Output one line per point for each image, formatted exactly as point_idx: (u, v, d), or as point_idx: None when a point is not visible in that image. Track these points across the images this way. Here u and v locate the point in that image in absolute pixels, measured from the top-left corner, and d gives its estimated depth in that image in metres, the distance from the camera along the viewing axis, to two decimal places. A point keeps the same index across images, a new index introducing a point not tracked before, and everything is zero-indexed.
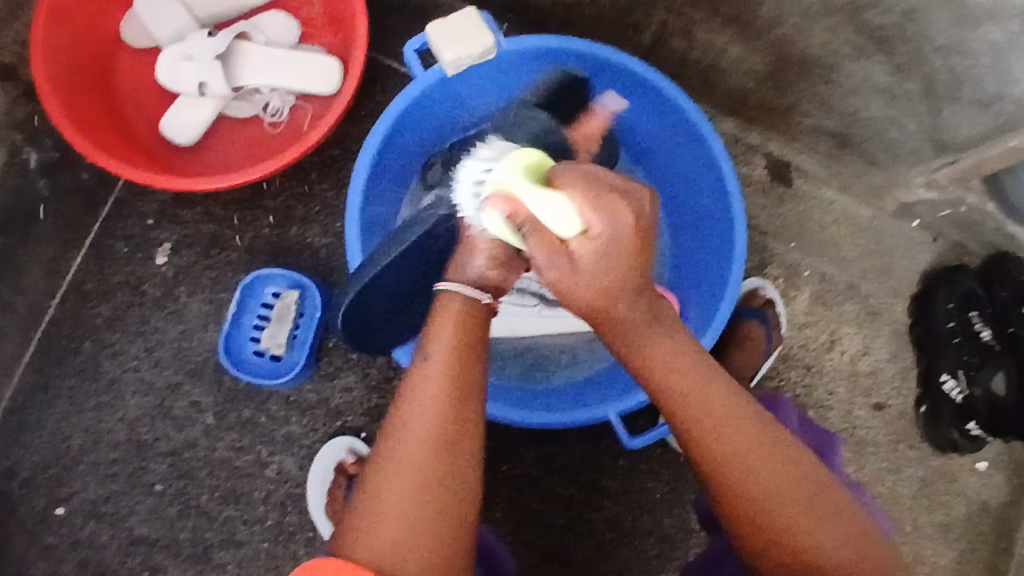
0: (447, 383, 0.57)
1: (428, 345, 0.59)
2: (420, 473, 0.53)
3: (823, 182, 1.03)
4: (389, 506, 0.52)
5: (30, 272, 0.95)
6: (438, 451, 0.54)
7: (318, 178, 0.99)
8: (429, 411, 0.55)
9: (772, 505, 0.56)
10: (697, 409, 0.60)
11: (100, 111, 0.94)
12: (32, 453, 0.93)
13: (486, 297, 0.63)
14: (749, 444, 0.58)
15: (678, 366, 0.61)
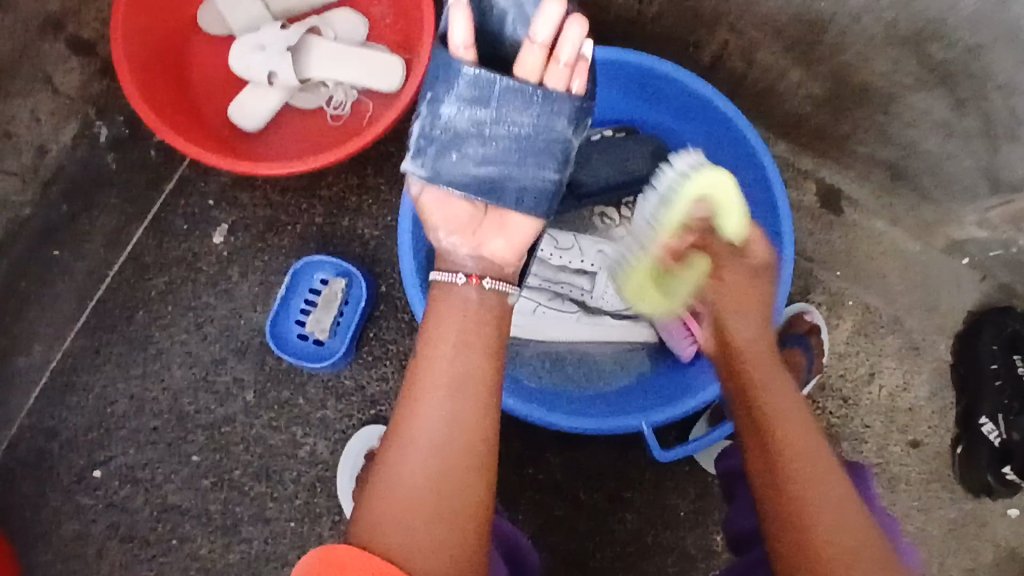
0: (473, 381, 0.58)
1: (436, 340, 0.60)
2: (434, 468, 0.54)
3: (875, 213, 1.03)
4: (403, 497, 0.53)
5: (92, 240, 0.98)
6: (458, 447, 0.55)
7: (374, 172, 1.01)
8: (448, 409, 0.57)
9: (820, 526, 0.57)
10: (771, 429, 0.64)
11: (173, 93, 0.97)
12: (76, 415, 0.96)
13: (462, 277, 0.63)
14: (824, 481, 0.60)
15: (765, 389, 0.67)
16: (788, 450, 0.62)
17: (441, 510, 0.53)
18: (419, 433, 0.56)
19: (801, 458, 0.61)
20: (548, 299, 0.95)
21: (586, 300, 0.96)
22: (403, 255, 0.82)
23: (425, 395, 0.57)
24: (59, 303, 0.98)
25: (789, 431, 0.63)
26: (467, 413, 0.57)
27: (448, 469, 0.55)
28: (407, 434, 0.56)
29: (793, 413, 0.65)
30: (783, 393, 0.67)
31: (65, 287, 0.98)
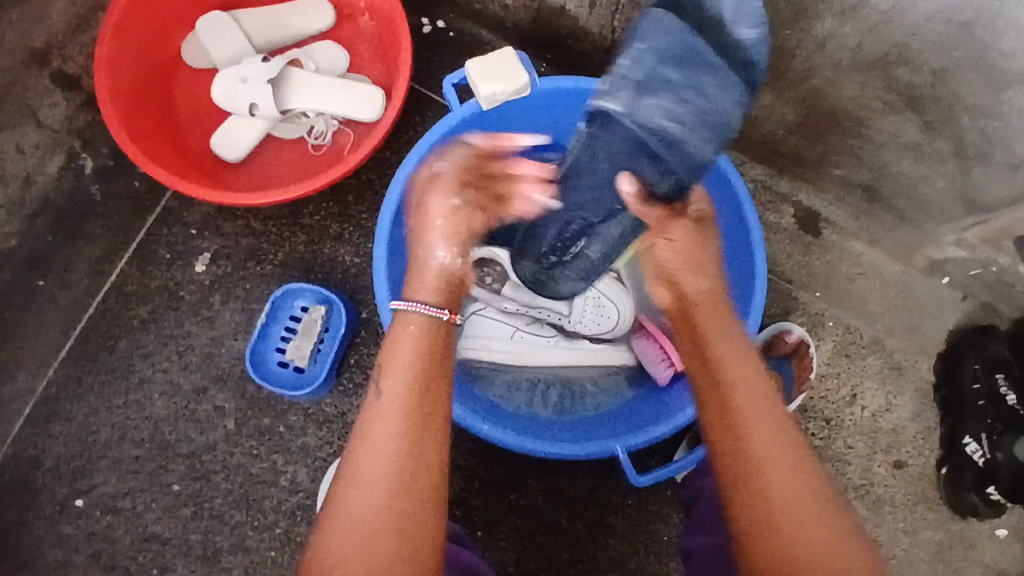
0: (418, 416, 0.58)
1: (382, 380, 0.61)
2: (379, 509, 0.54)
3: (852, 234, 1.04)
4: (346, 543, 0.54)
5: (76, 270, 1.00)
6: (403, 487, 0.55)
7: (354, 201, 1.02)
8: (392, 447, 0.57)
9: (773, 493, 0.60)
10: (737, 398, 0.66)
11: (156, 125, 0.99)
12: (58, 444, 0.96)
13: (444, 314, 0.66)
14: (777, 445, 0.63)
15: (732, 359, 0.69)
16: (749, 425, 0.64)
17: (384, 553, 0.53)
18: (364, 470, 0.56)
19: (757, 418, 0.64)
20: (526, 323, 0.95)
21: (564, 325, 0.95)
22: (378, 283, 0.82)
23: (371, 435, 0.57)
24: (43, 332, 0.98)
25: (748, 407, 0.65)
26: (416, 449, 0.57)
27: (391, 510, 0.54)
28: (354, 473, 0.56)
29: (749, 388, 0.67)
30: (743, 368, 0.68)
31: (50, 317, 0.99)
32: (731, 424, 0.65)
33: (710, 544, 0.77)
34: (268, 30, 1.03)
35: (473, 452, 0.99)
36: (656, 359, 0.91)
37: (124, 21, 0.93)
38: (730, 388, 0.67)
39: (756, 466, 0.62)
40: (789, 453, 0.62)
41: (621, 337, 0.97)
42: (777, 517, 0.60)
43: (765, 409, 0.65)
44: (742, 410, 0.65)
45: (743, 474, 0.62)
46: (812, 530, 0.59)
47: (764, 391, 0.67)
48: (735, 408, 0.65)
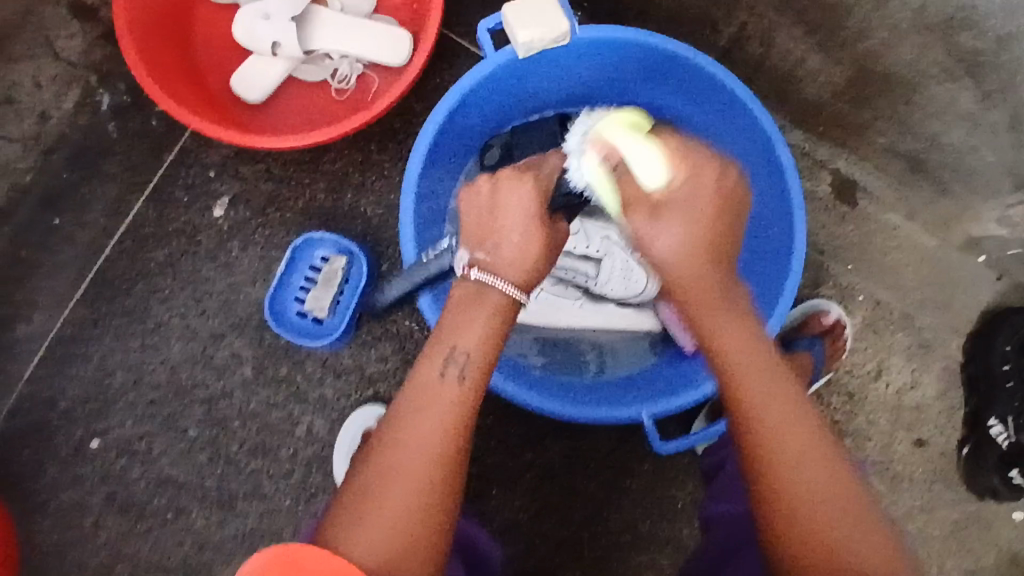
0: (470, 398, 0.63)
1: (431, 358, 0.64)
2: (428, 473, 0.58)
3: (890, 207, 0.97)
4: (394, 500, 0.56)
5: (93, 210, 0.98)
6: (449, 460, 0.59)
7: (378, 149, 0.99)
8: (437, 419, 0.60)
9: (814, 517, 0.56)
10: (756, 407, 0.61)
11: (174, 60, 0.95)
12: (74, 385, 0.96)
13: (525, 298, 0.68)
14: (808, 461, 0.58)
15: (750, 352, 0.63)
16: (775, 431, 0.59)
17: (421, 517, 0.56)
18: (402, 440, 0.59)
19: (785, 428, 0.60)
20: (549, 284, 0.94)
21: (590, 286, 0.94)
22: (405, 236, 0.80)
23: (414, 410, 0.61)
24: (61, 272, 0.97)
25: (775, 422, 0.60)
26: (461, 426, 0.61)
27: (438, 480, 0.58)
28: (405, 434, 0.59)
29: (774, 391, 0.61)
30: (759, 366, 0.63)
31: (67, 256, 0.97)
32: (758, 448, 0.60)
33: (714, 503, 0.79)
34: None
35: (489, 412, 0.98)
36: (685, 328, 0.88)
37: None
38: (746, 385, 0.62)
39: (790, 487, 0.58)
40: (822, 467, 0.58)
41: (645, 303, 0.95)
42: (810, 534, 0.56)
43: (797, 423, 0.60)
44: (769, 417, 0.60)
45: (771, 497, 0.58)
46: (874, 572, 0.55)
47: (800, 406, 0.61)
48: (759, 424, 0.60)
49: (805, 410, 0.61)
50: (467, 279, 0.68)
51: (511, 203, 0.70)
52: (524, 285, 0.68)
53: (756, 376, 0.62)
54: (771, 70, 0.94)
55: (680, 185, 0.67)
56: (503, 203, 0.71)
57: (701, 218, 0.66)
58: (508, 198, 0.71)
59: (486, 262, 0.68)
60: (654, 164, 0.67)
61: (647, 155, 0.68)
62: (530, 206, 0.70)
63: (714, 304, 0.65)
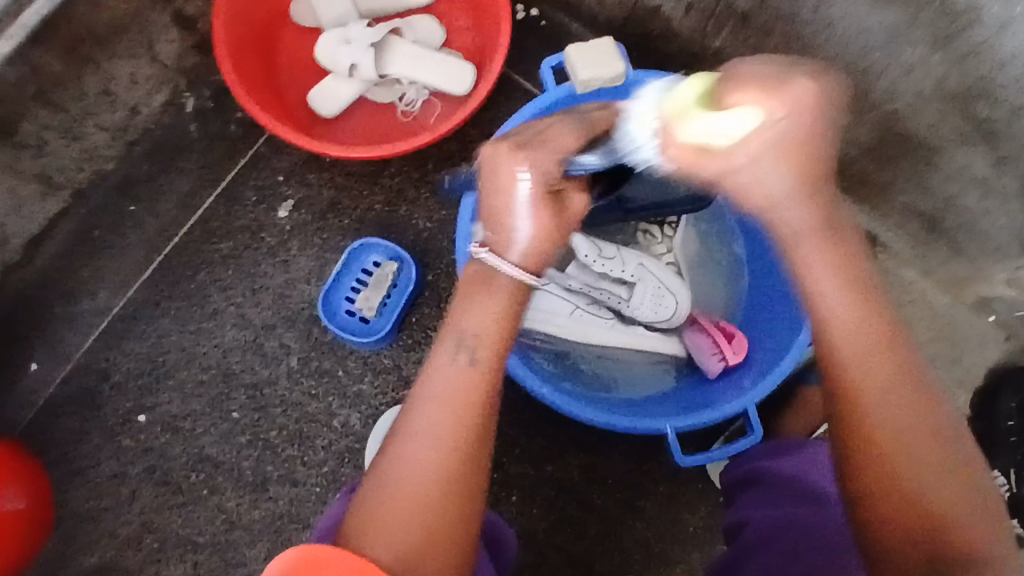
0: (487, 379, 0.61)
1: (447, 343, 0.62)
2: (446, 466, 0.58)
3: (907, 262, 1.08)
4: (411, 496, 0.57)
5: (166, 200, 1.05)
6: (466, 453, 0.58)
7: (434, 169, 1.07)
8: (448, 409, 0.59)
9: (913, 489, 0.56)
10: (859, 378, 0.58)
11: (260, 73, 1.04)
12: (130, 360, 1.02)
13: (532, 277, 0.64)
14: (908, 430, 0.57)
15: (840, 288, 0.60)
16: (874, 402, 0.58)
17: (436, 507, 0.57)
18: (417, 431, 0.59)
19: (879, 397, 0.58)
20: (585, 304, 0.99)
21: (622, 309, 0.99)
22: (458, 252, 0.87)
23: (427, 398, 0.60)
24: (129, 254, 1.04)
25: (868, 392, 0.58)
26: (480, 412, 0.60)
27: (455, 473, 0.58)
28: (423, 424, 0.59)
29: (872, 353, 0.58)
30: (849, 308, 0.60)
31: (136, 241, 1.04)
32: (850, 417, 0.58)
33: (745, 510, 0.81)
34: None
35: (516, 423, 1.03)
36: (709, 353, 0.95)
37: None
38: (847, 348, 0.59)
39: (881, 457, 0.57)
40: (915, 418, 0.57)
41: (673, 329, 1.00)
42: (901, 504, 0.56)
43: (879, 369, 0.58)
44: (863, 391, 0.58)
45: (863, 465, 0.58)
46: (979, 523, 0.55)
47: (890, 357, 0.58)
48: (854, 393, 0.58)
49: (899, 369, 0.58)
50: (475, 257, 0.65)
51: (512, 185, 0.64)
52: (532, 264, 0.65)
53: (847, 345, 0.59)
54: None
55: (753, 150, 0.58)
56: (506, 184, 0.64)
57: (799, 149, 0.58)
58: (507, 178, 0.64)
59: (493, 245, 0.65)
60: (732, 123, 0.56)
61: (737, 118, 0.56)
62: (532, 179, 0.64)
63: (813, 232, 0.61)
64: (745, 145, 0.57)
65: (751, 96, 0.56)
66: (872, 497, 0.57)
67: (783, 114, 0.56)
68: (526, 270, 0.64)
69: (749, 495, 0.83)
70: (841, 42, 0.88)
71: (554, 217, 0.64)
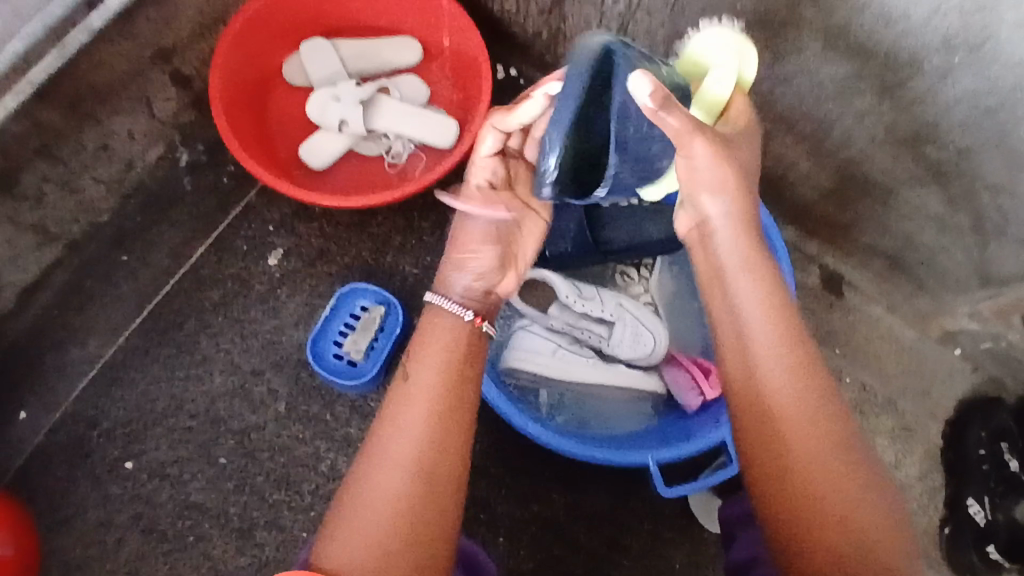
0: (441, 401, 0.65)
1: (412, 371, 0.67)
2: (405, 490, 0.60)
3: (873, 298, 1.13)
4: (365, 523, 0.59)
5: (159, 250, 1.08)
6: (424, 473, 0.61)
7: (420, 218, 1.11)
8: (406, 433, 0.63)
9: (822, 497, 0.61)
10: (771, 391, 0.64)
11: (253, 129, 1.09)
12: (118, 407, 1.03)
13: (469, 315, 0.71)
14: (815, 430, 0.63)
15: (755, 310, 0.68)
16: (782, 402, 0.64)
17: (392, 527, 0.59)
18: (384, 454, 0.62)
19: (788, 399, 0.64)
20: (566, 343, 1.02)
21: (603, 347, 1.02)
22: None
23: (390, 422, 0.64)
24: (120, 303, 1.06)
25: (794, 407, 0.64)
26: (440, 440, 0.63)
27: (413, 494, 0.61)
28: (379, 455, 0.62)
29: (798, 375, 0.65)
30: (762, 332, 0.67)
31: (127, 290, 1.06)
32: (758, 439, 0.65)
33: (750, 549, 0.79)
34: (362, 60, 1.14)
35: (501, 463, 1.05)
36: (686, 388, 0.98)
37: (245, 32, 1.04)
38: (759, 366, 0.66)
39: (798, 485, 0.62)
40: (821, 426, 0.63)
41: (652, 365, 1.03)
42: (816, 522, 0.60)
43: (795, 386, 0.64)
44: (772, 396, 0.64)
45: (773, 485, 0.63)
46: (872, 526, 0.60)
47: (791, 360, 0.65)
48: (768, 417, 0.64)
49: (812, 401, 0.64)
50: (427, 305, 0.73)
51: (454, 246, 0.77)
52: (473, 305, 0.73)
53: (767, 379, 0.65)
54: (769, 171, 1.10)
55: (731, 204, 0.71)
56: (458, 226, 0.76)
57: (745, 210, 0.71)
58: (462, 225, 0.76)
59: (439, 284, 0.74)
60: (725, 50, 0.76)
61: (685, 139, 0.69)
62: (460, 241, 0.76)
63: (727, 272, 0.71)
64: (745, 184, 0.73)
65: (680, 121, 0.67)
66: (777, 505, 0.63)
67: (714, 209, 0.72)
68: (465, 308, 0.72)
69: (742, 527, 0.83)
70: (796, 95, 0.95)
71: (502, 259, 0.76)
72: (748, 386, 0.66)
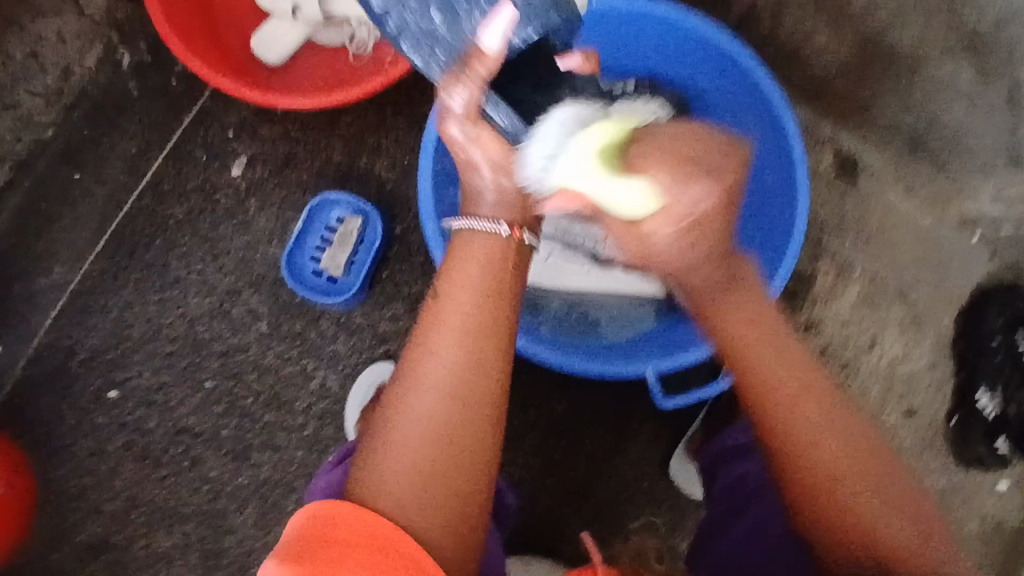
0: (489, 317, 0.55)
1: (452, 280, 0.57)
2: (446, 415, 0.51)
3: (889, 182, 1.02)
4: (402, 452, 0.50)
5: (112, 165, 1.00)
6: (481, 399, 0.52)
7: (393, 114, 1.01)
8: (458, 354, 0.53)
9: (839, 479, 0.56)
10: (772, 385, 0.59)
11: (197, 18, 0.97)
12: (93, 336, 0.99)
13: (506, 228, 0.59)
14: (820, 417, 0.58)
15: (750, 315, 0.60)
16: (785, 395, 0.58)
17: (448, 463, 0.50)
18: (433, 378, 0.52)
19: (789, 385, 0.59)
20: (559, 248, 0.97)
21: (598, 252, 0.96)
22: (422, 204, 0.82)
23: (439, 338, 0.54)
24: (80, 226, 0.99)
25: (799, 398, 0.58)
26: (486, 360, 0.53)
27: (471, 423, 0.51)
28: (414, 378, 0.53)
29: (799, 367, 0.59)
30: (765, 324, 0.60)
31: (85, 210, 0.99)
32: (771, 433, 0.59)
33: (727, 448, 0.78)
34: None
35: None
36: None
37: None
38: (756, 360, 0.59)
39: (812, 479, 0.57)
40: (834, 417, 0.58)
41: None
42: (837, 514, 0.55)
43: (790, 370, 0.59)
44: (773, 388, 0.59)
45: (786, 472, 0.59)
46: (886, 510, 0.55)
47: (795, 354, 0.60)
48: (784, 407, 0.58)
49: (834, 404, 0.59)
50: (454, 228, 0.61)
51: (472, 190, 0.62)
52: (508, 216, 0.60)
53: (780, 373, 0.59)
54: (779, 48, 1.00)
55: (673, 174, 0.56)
56: (455, 139, 0.60)
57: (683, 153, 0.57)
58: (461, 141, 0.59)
59: (467, 205, 0.62)
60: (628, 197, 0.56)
61: (625, 193, 0.56)
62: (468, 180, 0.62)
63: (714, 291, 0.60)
64: (653, 218, 0.56)
65: (652, 179, 0.55)
66: (796, 487, 0.58)
67: (676, 211, 0.56)
68: (496, 221, 0.59)
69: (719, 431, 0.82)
70: None
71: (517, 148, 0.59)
72: (747, 383, 0.60)
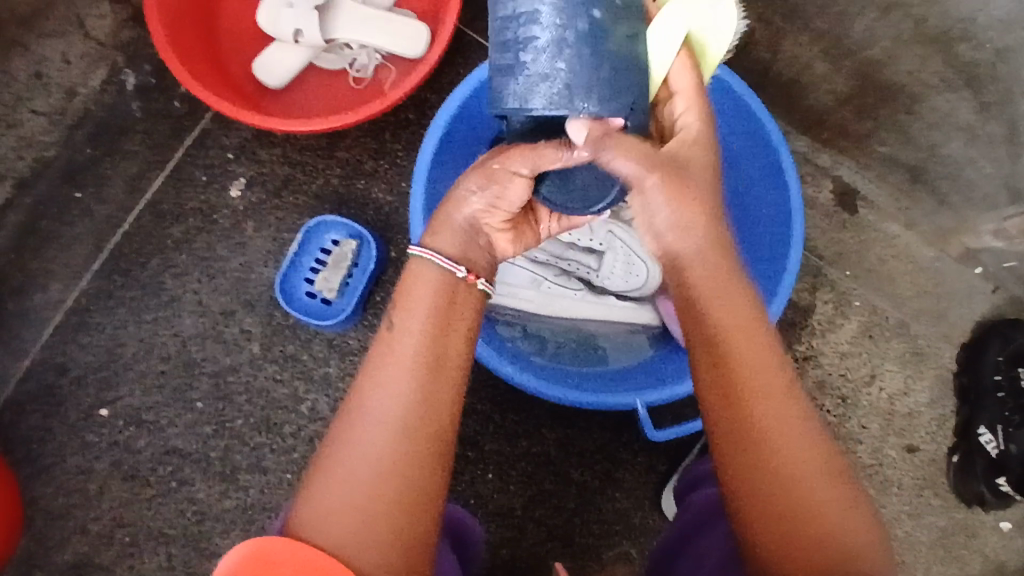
0: (428, 354, 0.53)
1: (403, 313, 0.55)
2: (392, 452, 0.51)
3: (890, 215, 1.01)
4: (343, 484, 0.50)
5: (113, 184, 1.00)
6: (418, 437, 0.52)
7: (392, 138, 1.01)
8: (400, 393, 0.52)
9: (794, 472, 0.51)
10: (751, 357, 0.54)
11: (201, 45, 0.98)
12: (86, 354, 0.99)
13: (462, 271, 0.57)
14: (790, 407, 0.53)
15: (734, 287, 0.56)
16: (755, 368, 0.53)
17: (381, 500, 0.50)
18: (372, 414, 0.52)
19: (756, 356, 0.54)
20: (553, 276, 0.97)
21: (592, 278, 0.98)
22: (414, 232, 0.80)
23: (382, 372, 0.53)
24: (78, 244, 1.00)
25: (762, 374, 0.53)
26: (432, 397, 0.53)
27: (409, 458, 0.51)
28: (361, 411, 0.52)
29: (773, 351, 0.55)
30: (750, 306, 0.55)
31: (84, 229, 1.00)
32: (718, 419, 0.53)
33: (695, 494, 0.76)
34: None
35: (488, 398, 1.01)
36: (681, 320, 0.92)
37: None
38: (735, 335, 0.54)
39: (767, 471, 0.51)
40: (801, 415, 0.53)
41: (645, 296, 0.98)
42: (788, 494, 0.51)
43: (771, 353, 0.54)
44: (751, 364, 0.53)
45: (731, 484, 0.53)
46: (831, 512, 0.51)
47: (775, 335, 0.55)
48: (756, 394, 0.53)
49: (809, 412, 0.54)
50: (411, 254, 0.58)
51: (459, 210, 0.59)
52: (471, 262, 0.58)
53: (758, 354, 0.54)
54: (777, 77, 1.00)
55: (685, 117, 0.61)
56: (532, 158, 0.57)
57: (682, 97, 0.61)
58: (505, 172, 0.58)
59: (428, 231, 0.59)
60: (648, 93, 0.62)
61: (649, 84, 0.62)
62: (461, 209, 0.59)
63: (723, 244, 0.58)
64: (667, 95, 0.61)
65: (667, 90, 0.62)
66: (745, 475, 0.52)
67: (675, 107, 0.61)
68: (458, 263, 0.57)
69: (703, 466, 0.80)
70: None
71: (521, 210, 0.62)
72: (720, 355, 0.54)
